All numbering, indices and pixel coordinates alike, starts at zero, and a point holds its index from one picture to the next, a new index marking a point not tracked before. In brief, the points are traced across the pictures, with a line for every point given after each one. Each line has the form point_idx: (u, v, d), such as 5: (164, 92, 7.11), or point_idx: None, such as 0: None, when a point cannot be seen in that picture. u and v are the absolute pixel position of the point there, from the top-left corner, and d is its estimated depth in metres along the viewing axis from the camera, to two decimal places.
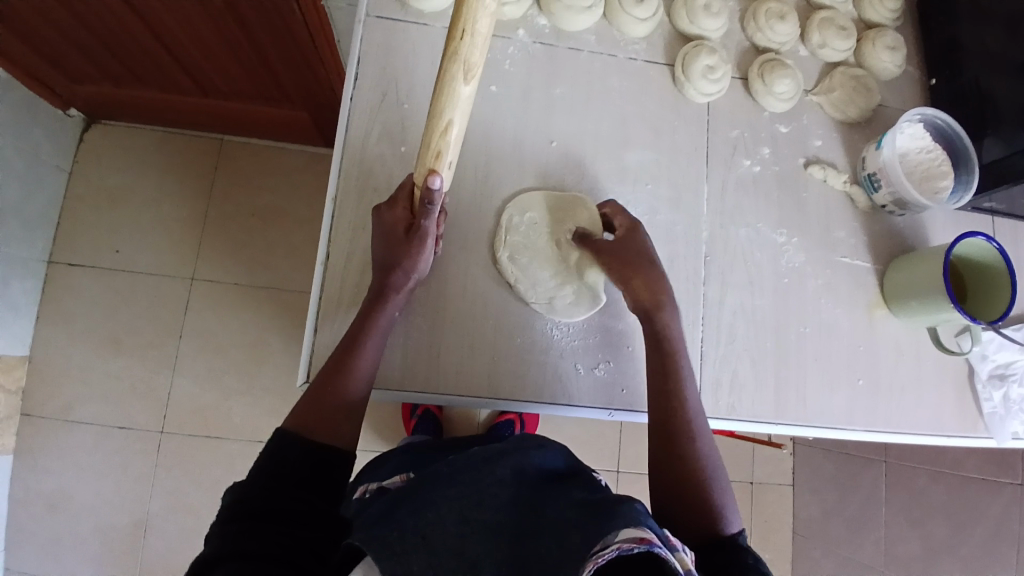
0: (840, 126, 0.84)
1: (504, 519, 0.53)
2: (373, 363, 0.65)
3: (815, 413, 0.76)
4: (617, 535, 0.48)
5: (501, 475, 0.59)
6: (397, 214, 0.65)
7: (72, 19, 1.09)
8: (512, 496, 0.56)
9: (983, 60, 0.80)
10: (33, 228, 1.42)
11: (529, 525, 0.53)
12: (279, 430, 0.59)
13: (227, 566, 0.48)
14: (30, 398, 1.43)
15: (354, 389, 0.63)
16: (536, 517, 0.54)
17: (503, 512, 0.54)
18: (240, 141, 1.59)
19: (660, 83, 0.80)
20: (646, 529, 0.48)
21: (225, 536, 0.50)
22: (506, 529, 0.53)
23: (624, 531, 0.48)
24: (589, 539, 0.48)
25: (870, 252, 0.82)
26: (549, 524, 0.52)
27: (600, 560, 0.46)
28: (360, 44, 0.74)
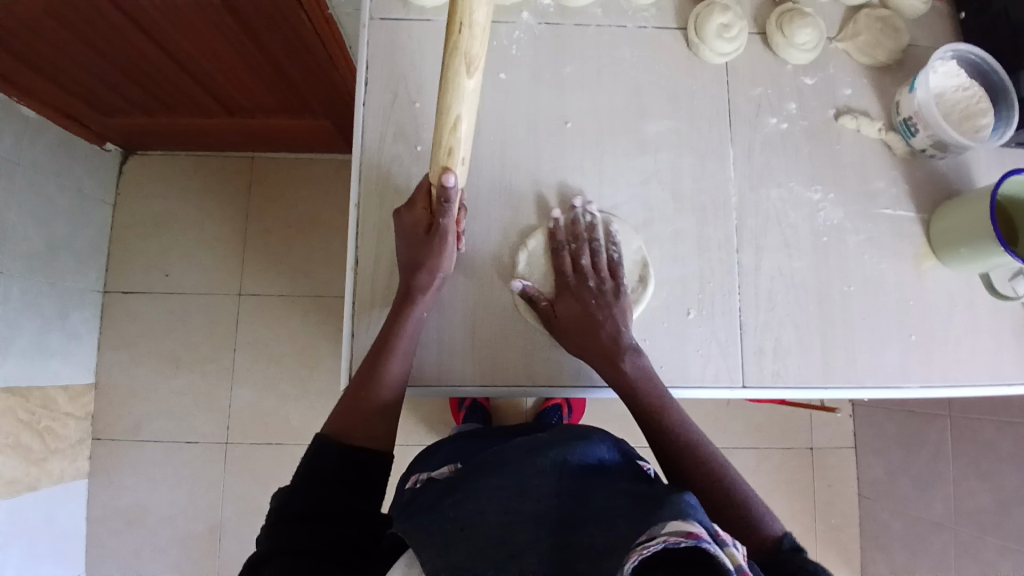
0: (869, 71, 0.79)
1: (549, 509, 0.55)
2: (405, 364, 0.66)
3: (866, 373, 0.73)
4: (665, 529, 0.45)
5: (543, 467, 0.60)
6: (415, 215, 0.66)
7: (93, 56, 1.13)
8: (556, 489, 0.58)
9: None
10: (85, 260, 1.50)
11: (574, 515, 0.55)
12: (319, 435, 0.61)
13: (282, 561, 0.51)
14: (101, 419, 1.52)
15: (385, 392, 0.64)
16: (580, 507, 0.55)
17: (547, 504, 0.56)
18: (268, 156, 1.63)
19: (673, 49, 0.77)
20: (694, 523, 0.46)
21: (278, 536, 0.53)
22: (549, 520, 0.54)
23: (670, 525, 0.45)
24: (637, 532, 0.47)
25: (913, 201, 0.77)
26: (593, 513, 0.54)
27: (645, 550, 0.44)
28: (367, 47, 0.74)
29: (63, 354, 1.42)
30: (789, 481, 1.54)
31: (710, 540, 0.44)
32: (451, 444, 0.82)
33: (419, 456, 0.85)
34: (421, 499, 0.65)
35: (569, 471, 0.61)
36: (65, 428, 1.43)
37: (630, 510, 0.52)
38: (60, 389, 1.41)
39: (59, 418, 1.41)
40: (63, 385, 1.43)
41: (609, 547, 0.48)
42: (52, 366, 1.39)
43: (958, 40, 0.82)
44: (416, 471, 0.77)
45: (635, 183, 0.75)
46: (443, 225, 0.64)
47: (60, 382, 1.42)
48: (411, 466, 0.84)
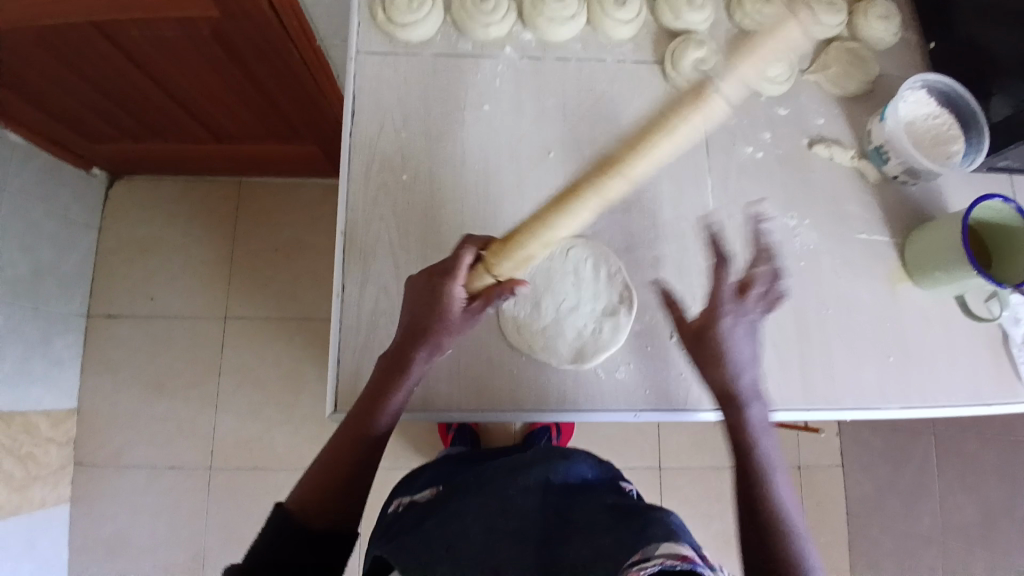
0: (840, 102, 0.83)
1: (531, 527, 0.57)
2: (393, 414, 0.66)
3: (846, 395, 0.75)
4: (659, 550, 0.48)
5: (527, 486, 0.62)
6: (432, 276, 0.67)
7: (83, 83, 1.14)
8: (539, 505, 0.60)
9: (979, 16, 0.78)
10: (69, 285, 1.49)
11: (557, 530, 0.57)
12: (278, 506, 0.62)
13: None
14: (82, 447, 1.49)
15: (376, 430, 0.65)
16: (563, 524, 0.58)
17: (529, 521, 0.58)
18: (256, 180, 1.64)
19: (652, 81, 0.80)
20: (686, 546, 0.48)
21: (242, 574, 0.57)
22: (532, 536, 0.56)
23: (665, 547, 0.47)
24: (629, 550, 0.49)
25: (885, 225, 0.80)
26: (576, 529, 0.56)
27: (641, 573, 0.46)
28: (355, 79, 0.76)
29: (46, 380, 1.40)
30: None
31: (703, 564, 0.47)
32: (436, 468, 0.81)
33: (403, 480, 0.84)
34: (405, 520, 0.66)
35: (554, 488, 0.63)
36: (46, 456, 1.40)
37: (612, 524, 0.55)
38: (42, 415, 1.39)
39: (41, 445, 1.38)
40: (45, 412, 1.40)
41: (597, 557, 0.51)
42: (34, 392, 1.37)
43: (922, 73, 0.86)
44: (398, 497, 0.76)
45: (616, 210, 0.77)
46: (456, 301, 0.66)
47: (42, 408, 1.40)
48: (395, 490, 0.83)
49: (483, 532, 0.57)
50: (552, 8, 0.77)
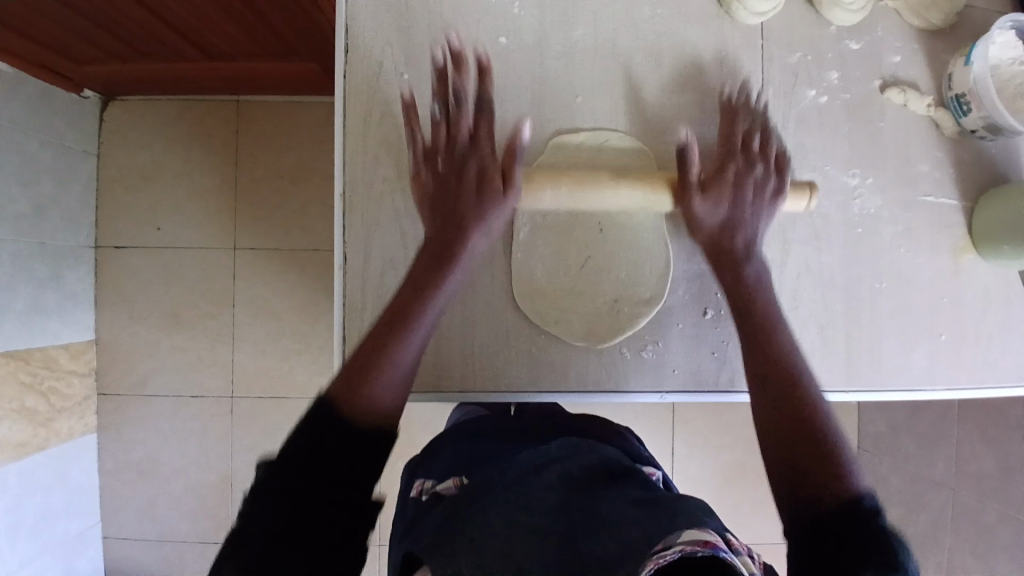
0: (923, 33, 0.70)
1: (554, 521, 0.53)
2: (407, 372, 0.55)
3: (889, 377, 0.69)
4: (680, 537, 0.46)
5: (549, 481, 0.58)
6: (449, 220, 0.60)
7: (57, 4, 1.01)
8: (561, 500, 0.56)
9: None
10: (72, 216, 1.44)
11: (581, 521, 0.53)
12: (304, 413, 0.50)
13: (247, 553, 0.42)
14: (104, 377, 1.51)
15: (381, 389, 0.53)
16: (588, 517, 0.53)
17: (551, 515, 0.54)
18: (255, 100, 1.52)
19: (701, 8, 0.67)
20: (709, 532, 0.47)
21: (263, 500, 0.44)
22: (554, 532, 0.52)
23: (687, 534, 0.46)
24: (650, 538, 0.48)
25: (958, 185, 0.70)
26: (604, 521, 0.52)
27: (660, 560, 0.45)
28: (347, 7, 0.65)
29: (61, 315, 1.40)
30: None
31: (726, 549, 0.46)
32: (452, 444, 0.79)
33: (423, 459, 0.83)
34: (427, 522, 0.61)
35: (576, 480, 0.60)
36: (69, 387, 1.43)
37: (640, 515, 0.51)
38: (61, 349, 1.40)
39: (62, 377, 1.41)
40: (63, 345, 1.41)
41: (622, 552, 0.48)
42: (51, 327, 1.37)
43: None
44: (421, 482, 0.73)
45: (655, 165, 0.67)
46: (481, 163, 0.59)
47: (60, 342, 1.40)
48: (417, 468, 0.81)
49: (503, 522, 0.53)
50: None
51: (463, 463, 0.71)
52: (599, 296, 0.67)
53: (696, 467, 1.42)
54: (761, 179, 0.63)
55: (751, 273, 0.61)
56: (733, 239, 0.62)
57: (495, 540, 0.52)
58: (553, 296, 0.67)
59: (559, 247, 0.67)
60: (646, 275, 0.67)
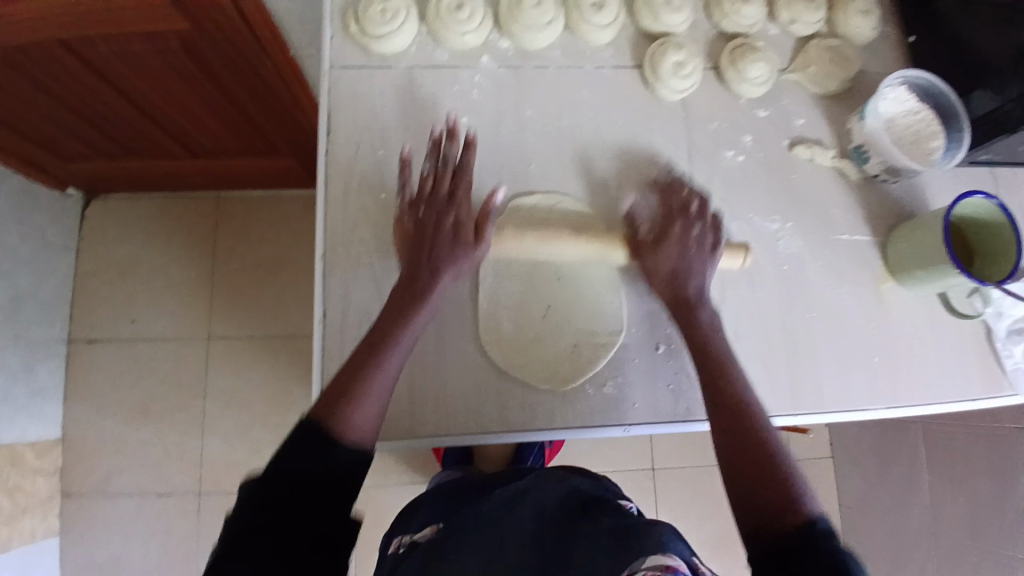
0: (821, 101, 0.83)
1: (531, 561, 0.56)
2: (382, 400, 0.59)
3: (834, 399, 0.75)
4: (644, 563, 0.48)
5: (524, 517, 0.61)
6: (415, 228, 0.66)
7: (50, 102, 1.11)
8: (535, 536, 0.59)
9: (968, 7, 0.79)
10: (48, 310, 1.45)
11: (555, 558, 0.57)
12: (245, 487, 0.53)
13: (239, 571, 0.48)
14: (69, 475, 1.46)
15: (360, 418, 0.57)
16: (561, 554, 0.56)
17: (526, 554, 0.57)
18: (236, 196, 1.61)
19: (632, 88, 0.79)
20: (673, 556, 0.48)
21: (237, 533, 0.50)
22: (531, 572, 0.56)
23: (650, 559, 0.48)
24: (618, 566, 0.50)
25: (868, 226, 0.81)
26: (579, 555, 0.55)
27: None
28: (329, 94, 0.75)
29: (29, 410, 1.37)
30: None
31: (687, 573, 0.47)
32: (432, 499, 0.80)
33: (401, 516, 0.83)
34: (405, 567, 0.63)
35: (550, 511, 0.62)
36: (33, 486, 1.37)
37: (610, 542, 0.54)
38: (28, 445, 1.36)
39: (28, 475, 1.35)
40: (30, 441, 1.37)
41: None
42: (18, 422, 1.34)
43: (909, 61, 0.88)
44: (399, 536, 0.74)
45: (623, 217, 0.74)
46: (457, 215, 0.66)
47: (27, 438, 1.36)
48: (393, 528, 0.81)
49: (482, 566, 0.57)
50: (528, 16, 0.75)
51: (443, 514, 0.72)
52: (561, 340, 0.72)
53: None
54: (698, 236, 0.69)
55: (692, 291, 0.67)
56: (686, 290, 0.67)
57: None
58: (521, 341, 0.71)
59: (523, 294, 0.73)
60: (602, 317, 0.73)
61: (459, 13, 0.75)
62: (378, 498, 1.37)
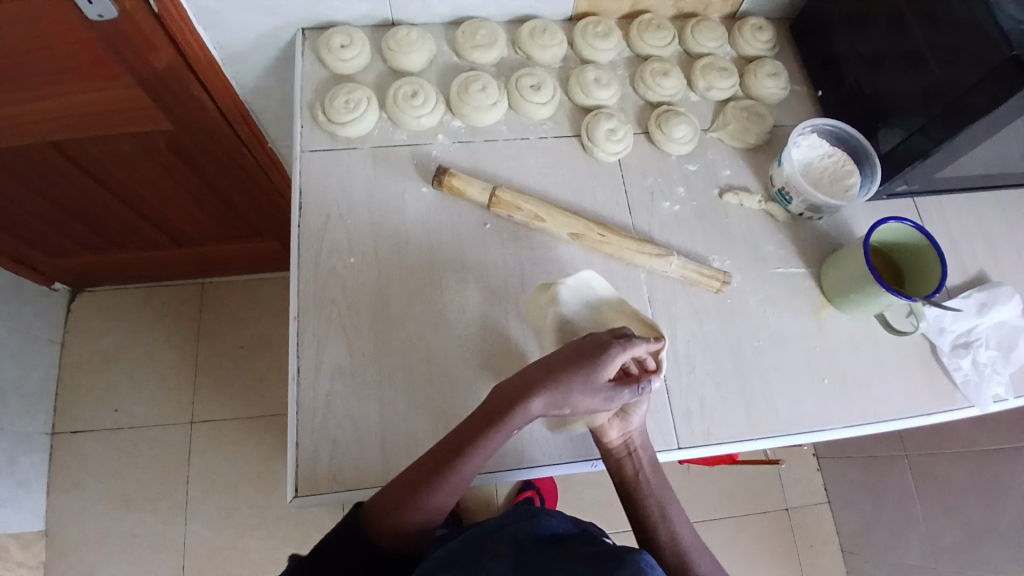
0: (743, 153, 0.93)
1: None
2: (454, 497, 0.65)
3: (789, 421, 0.79)
4: None
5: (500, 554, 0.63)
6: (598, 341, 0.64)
7: (41, 200, 1.19)
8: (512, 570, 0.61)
9: (861, 65, 0.92)
10: (33, 402, 1.46)
11: None
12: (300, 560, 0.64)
13: None
14: (52, 571, 1.41)
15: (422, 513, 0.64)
16: None
17: None
18: (221, 282, 1.67)
19: (574, 152, 0.89)
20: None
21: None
22: None
23: None
24: None
25: (802, 258, 0.88)
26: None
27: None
28: (300, 174, 0.83)
29: (12, 504, 1.35)
30: (772, 547, 1.54)
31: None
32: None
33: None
34: None
35: (527, 546, 0.65)
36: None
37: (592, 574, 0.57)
38: (12, 538, 1.33)
39: (11, 569, 1.32)
40: (14, 534, 1.34)
41: None
42: (2, 517, 1.31)
43: (819, 115, 1.00)
44: None
45: (569, 235, 0.82)
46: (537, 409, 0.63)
47: (10, 531, 1.34)
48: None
49: None
50: (475, 99, 0.86)
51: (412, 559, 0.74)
52: None
53: None
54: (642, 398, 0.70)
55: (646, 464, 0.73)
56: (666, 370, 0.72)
57: None
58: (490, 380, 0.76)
59: (491, 335, 0.78)
60: None
61: (413, 99, 0.85)
62: None
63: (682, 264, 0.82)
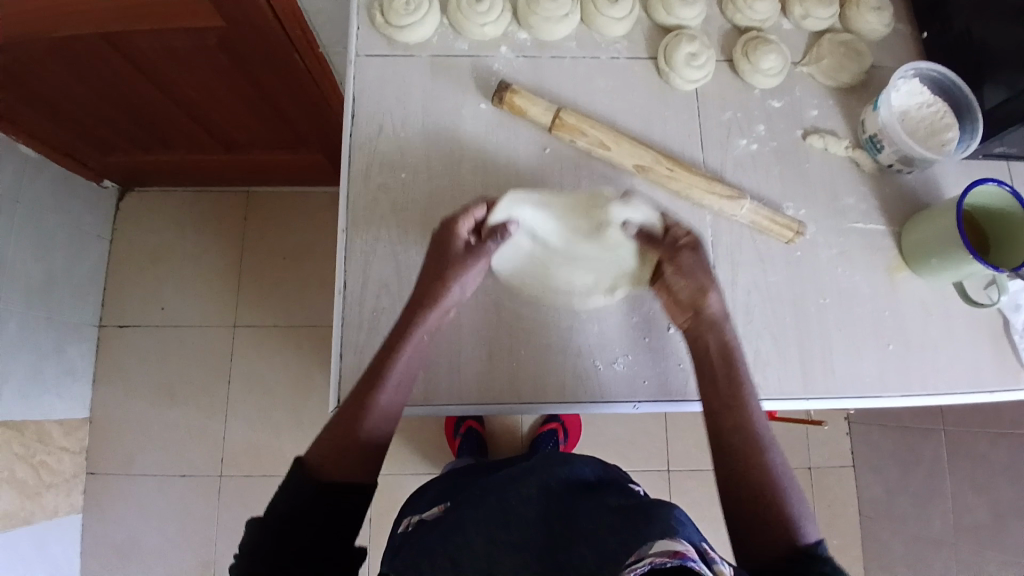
0: (835, 93, 0.84)
1: (534, 536, 0.61)
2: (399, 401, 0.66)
3: (845, 383, 0.75)
4: (652, 549, 0.50)
5: (529, 494, 0.65)
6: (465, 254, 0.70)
7: (92, 94, 1.17)
8: (541, 513, 0.63)
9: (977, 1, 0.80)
10: (82, 295, 1.52)
11: (559, 535, 0.60)
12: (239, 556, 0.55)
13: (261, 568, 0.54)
14: (94, 455, 1.51)
15: (373, 425, 0.63)
16: (566, 529, 0.60)
17: (531, 530, 0.61)
18: (264, 191, 1.66)
19: (646, 78, 0.81)
20: (681, 542, 0.50)
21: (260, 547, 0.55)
22: (534, 546, 0.60)
23: (659, 546, 0.50)
24: (628, 549, 0.52)
25: (883, 215, 0.81)
26: (581, 533, 0.58)
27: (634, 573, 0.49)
28: (354, 81, 0.78)
29: (57, 389, 1.43)
30: None
31: (696, 558, 0.49)
32: (441, 485, 0.85)
33: (413, 498, 0.89)
34: (413, 542, 0.69)
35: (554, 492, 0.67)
36: (58, 463, 1.43)
37: (615, 519, 0.57)
38: (55, 423, 1.42)
39: (54, 452, 1.41)
40: (57, 420, 1.43)
41: (599, 563, 0.54)
42: (47, 401, 1.40)
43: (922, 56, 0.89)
44: (408, 517, 0.80)
45: (634, 167, 0.77)
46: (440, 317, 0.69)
47: (54, 417, 1.42)
48: (402, 510, 0.87)
49: (485, 542, 0.61)
50: (546, 8, 0.78)
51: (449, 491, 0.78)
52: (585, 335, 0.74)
53: None
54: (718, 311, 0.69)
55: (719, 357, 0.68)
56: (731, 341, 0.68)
57: (477, 562, 0.60)
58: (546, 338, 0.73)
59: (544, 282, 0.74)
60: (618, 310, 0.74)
61: (479, 4, 0.78)
62: (391, 485, 1.41)
63: (755, 209, 0.76)
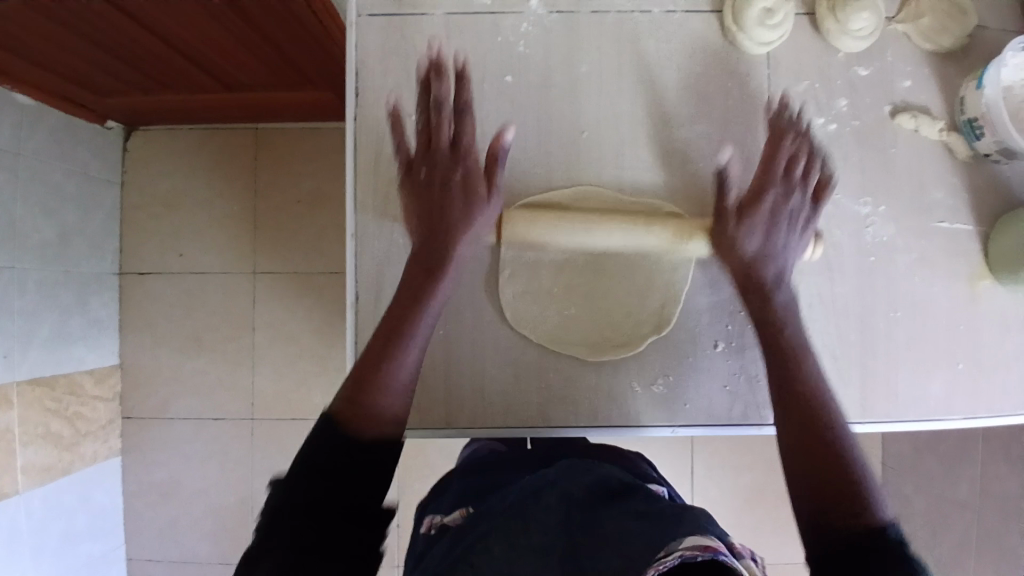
0: (935, 57, 0.68)
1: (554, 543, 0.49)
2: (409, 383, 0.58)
3: (906, 408, 0.67)
4: (681, 543, 0.43)
5: (547, 504, 0.54)
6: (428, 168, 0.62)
7: (78, 39, 1.05)
8: (561, 522, 0.52)
9: None
10: (98, 244, 1.49)
11: (582, 545, 0.49)
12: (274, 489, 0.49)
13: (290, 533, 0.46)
14: (128, 401, 1.55)
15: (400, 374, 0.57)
16: (590, 537, 0.49)
17: (550, 538, 0.50)
18: (273, 127, 1.55)
19: (705, 39, 0.67)
20: (712, 537, 0.44)
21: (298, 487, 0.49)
22: (553, 554, 0.48)
23: (687, 539, 0.43)
24: (653, 547, 0.44)
25: (974, 211, 0.69)
26: (608, 541, 0.47)
27: (660, 566, 0.42)
28: (356, 50, 0.66)
29: (84, 341, 1.44)
30: None
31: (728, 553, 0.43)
32: (464, 474, 0.76)
33: (435, 491, 0.80)
34: (433, 552, 0.59)
35: (577, 500, 0.55)
36: (93, 411, 1.47)
37: (644, 527, 0.47)
38: (86, 374, 1.45)
39: (87, 402, 1.45)
40: (87, 370, 1.45)
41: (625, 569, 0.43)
42: (74, 352, 1.41)
43: None
44: (429, 516, 0.71)
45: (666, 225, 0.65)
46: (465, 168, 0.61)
47: (84, 367, 1.44)
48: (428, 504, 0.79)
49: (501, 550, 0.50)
50: None
51: (473, 490, 0.68)
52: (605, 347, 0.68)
53: (714, 490, 1.39)
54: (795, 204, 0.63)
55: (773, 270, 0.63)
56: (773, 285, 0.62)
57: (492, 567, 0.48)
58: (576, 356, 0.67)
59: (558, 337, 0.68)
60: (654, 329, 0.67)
61: None
62: None
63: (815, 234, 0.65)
